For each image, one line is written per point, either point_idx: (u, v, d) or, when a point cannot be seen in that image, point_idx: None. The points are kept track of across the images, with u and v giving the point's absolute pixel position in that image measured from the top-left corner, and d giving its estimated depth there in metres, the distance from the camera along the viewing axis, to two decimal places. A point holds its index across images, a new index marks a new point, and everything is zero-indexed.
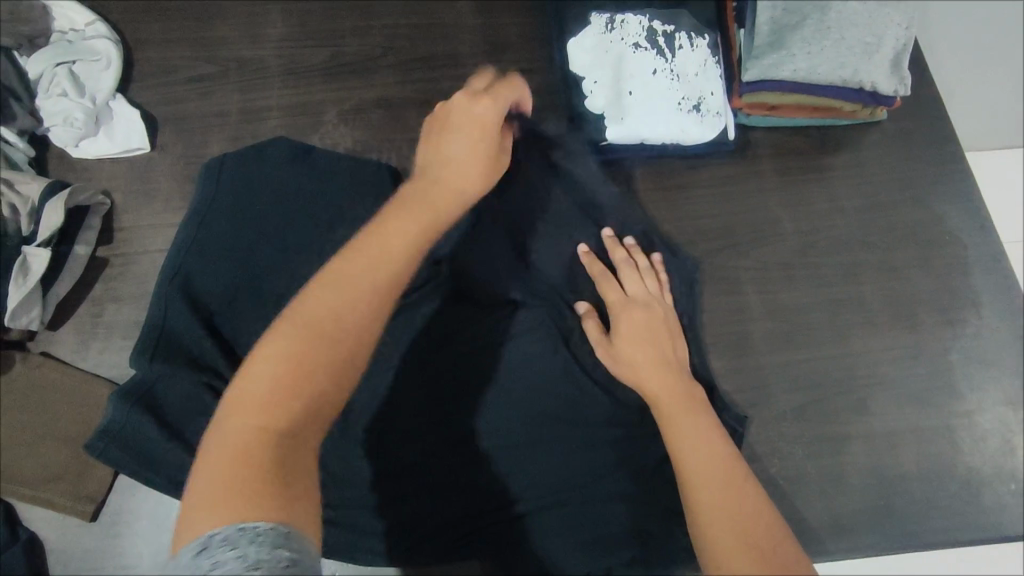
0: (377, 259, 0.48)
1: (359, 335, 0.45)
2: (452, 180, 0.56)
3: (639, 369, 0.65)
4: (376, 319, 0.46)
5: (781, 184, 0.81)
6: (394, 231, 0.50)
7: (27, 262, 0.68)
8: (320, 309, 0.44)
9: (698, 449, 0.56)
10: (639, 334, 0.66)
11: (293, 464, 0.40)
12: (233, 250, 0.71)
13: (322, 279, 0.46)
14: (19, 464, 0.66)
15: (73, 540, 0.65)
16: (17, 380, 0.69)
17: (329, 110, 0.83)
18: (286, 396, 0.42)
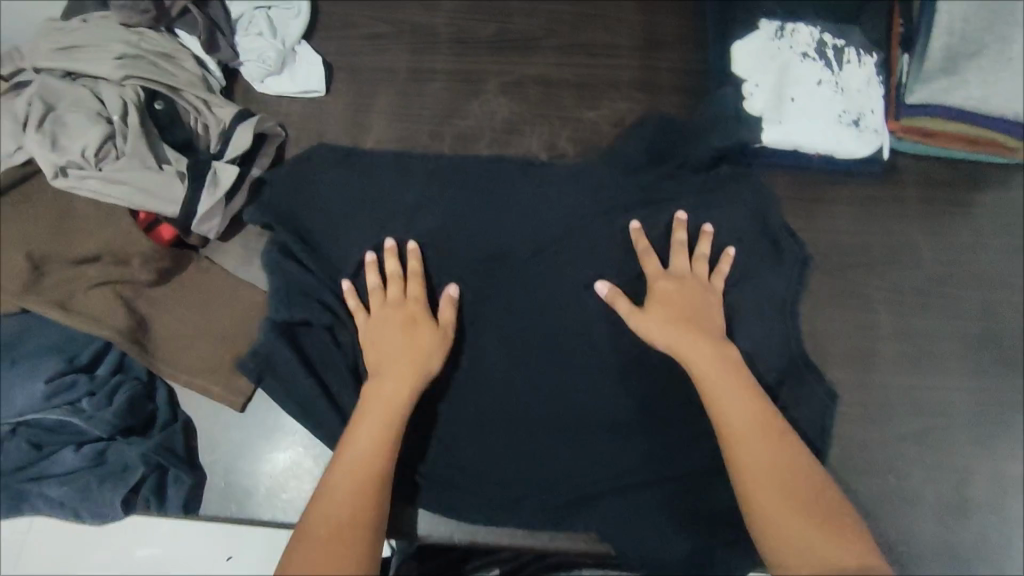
0: (385, 433, 0.61)
1: (378, 446, 0.60)
2: (411, 351, 0.66)
3: (677, 339, 0.65)
4: (390, 441, 0.61)
5: (925, 211, 0.81)
6: (375, 396, 0.63)
7: (218, 175, 0.75)
8: (343, 487, 0.57)
9: (744, 434, 0.58)
10: (674, 314, 0.67)
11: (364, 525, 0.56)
12: (359, 202, 0.77)
13: (339, 480, 0.57)
14: (186, 354, 0.72)
15: (221, 431, 0.71)
16: (189, 279, 0.76)
17: (488, 81, 0.89)
18: (344, 507, 0.56)
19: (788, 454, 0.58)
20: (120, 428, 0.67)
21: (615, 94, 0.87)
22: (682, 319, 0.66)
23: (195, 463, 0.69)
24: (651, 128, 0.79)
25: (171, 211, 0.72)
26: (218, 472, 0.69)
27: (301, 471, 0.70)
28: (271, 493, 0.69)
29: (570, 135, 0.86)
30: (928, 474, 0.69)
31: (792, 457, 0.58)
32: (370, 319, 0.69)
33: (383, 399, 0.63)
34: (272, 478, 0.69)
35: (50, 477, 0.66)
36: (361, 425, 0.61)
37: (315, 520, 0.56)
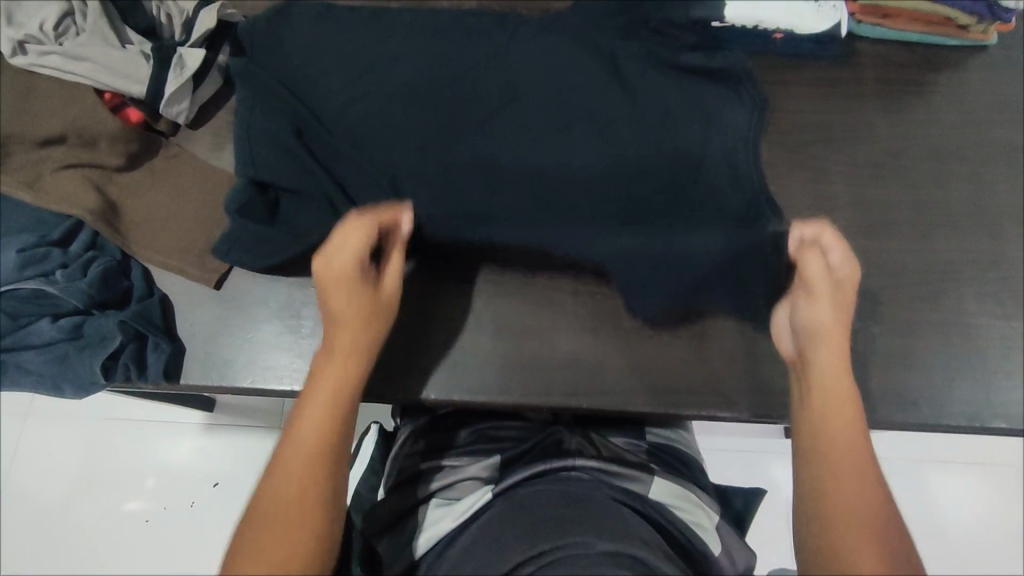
0: (332, 417, 0.58)
1: (326, 446, 0.56)
2: (353, 286, 0.64)
3: (835, 338, 0.63)
4: (332, 422, 0.58)
5: (883, 91, 0.83)
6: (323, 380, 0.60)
7: (184, 58, 0.74)
8: (288, 448, 0.56)
9: (829, 402, 0.59)
10: (836, 305, 0.64)
11: (300, 518, 0.52)
12: (330, 58, 0.78)
13: (280, 474, 0.55)
14: (160, 236, 0.73)
15: (200, 305, 0.72)
16: (161, 165, 0.77)
17: None
18: (289, 495, 0.53)
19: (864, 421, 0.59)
20: (94, 301, 0.67)
21: None
22: (842, 319, 0.64)
23: (177, 338, 0.71)
24: (614, 19, 0.82)
25: (138, 91, 0.72)
26: (200, 345, 0.71)
27: (281, 341, 0.72)
28: (251, 362, 0.71)
29: None
30: (879, 327, 0.73)
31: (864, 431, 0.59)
32: (329, 262, 0.64)
33: (328, 366, 0.61)
34: (252, 348, 0.71)
35: (30, 347, 0.68)
36: (306, 408, 0.58)
37: (259, 499, 0.54)
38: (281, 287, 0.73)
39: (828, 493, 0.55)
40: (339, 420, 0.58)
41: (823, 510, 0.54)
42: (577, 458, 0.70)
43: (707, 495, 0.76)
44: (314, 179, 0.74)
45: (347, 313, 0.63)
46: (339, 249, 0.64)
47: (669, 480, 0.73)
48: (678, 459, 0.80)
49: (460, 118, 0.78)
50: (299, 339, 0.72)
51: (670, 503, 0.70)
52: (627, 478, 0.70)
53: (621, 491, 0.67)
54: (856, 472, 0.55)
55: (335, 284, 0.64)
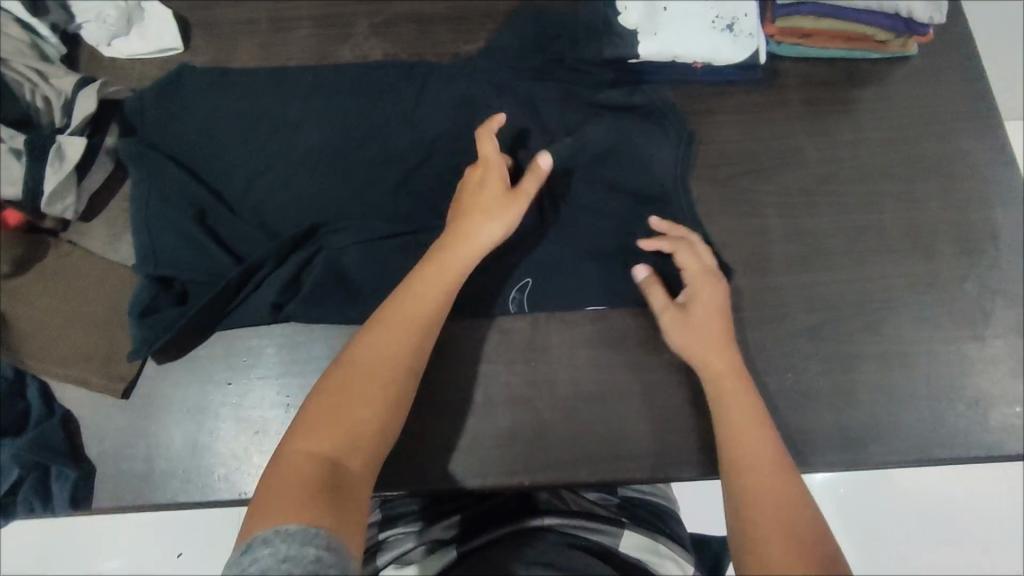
0: (421, 312, 0.59)
1: (399, 378, 0.56)
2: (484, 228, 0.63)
3: (714, 359, 0.62)
4: (412, 364, 0.57)
5: (810, 113, 0.81)
6: (413, 304, 0.59)
7: (63, 148, 0.69)
8: (359, 360, 0.56)
9: (765, 466, 0.55)
10: (696, 308, 0.65)
11: (357, 429, 0.53)
12: (231, 130, 0.74)
13: (369, 350, 0.56)
14: (57, 344, 0.68)
15: (108, 417, 0.67)
16: (50, 266, 0.71)
17: (359, 22, 0.82)
18: (352, 409, 0.53)
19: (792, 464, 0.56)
20: None
21: (491, 23, 0.83)
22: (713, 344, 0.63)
23: (84, 457, 0.66)
24: (526, 61, 0.77)
25: (12, 192, 0.66)
26: (111, 462, 0.66)
27: (200, 447, 0.67)
28: (169, 474, 0.66)
29: None
30: (821, 365, 0.71)
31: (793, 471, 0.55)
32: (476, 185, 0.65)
33: (408, 293, 0.60)
34: (170, 458, 0.67)
35: None
36: (391, 310, 0.59)
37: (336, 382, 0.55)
38: (195, 387, 0.69)
39: (760, 542, 0.51)
40: (433, 321, 0.59)
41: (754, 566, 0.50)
42: (547, 519, 0.66)
43: (683, 549, 0.70)
44: (222, 274, 0.69)
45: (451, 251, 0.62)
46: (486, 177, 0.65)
47: (640, 534, 0.68)
48: (651, 511, 0.74)
49: (373, 183, 0.72)
50: (219, 443, 0.67)
51: (644, 557, 0.66)
52: (599, 534, 0.66)
53: (594, 543, 0.64)
54: (784, 518, 0.52)
55: (478, 200, 0.64)
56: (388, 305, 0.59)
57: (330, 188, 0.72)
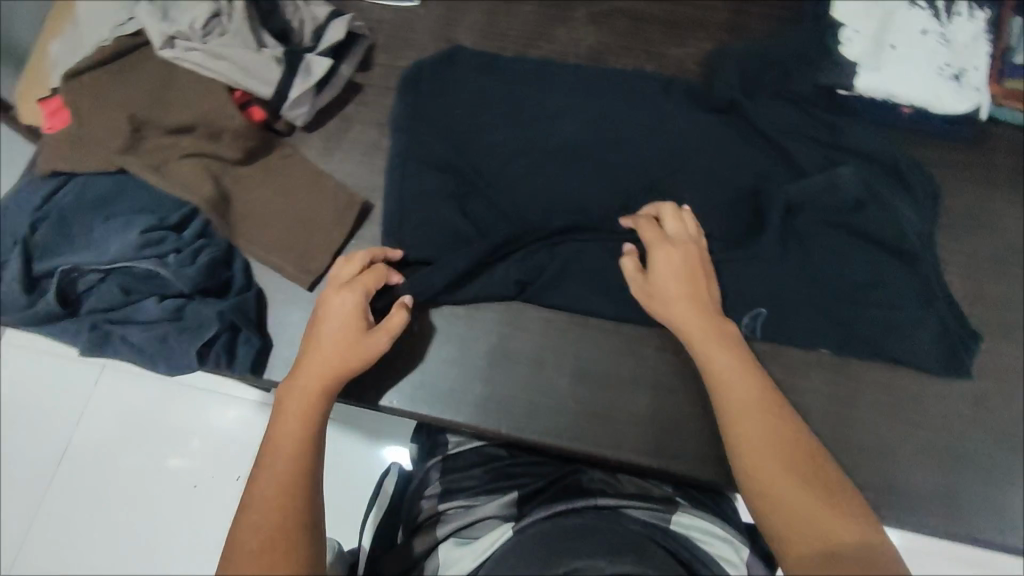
0: (292, 441, 0.55)
1: (294, 500, 0.51)
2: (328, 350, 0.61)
3: (689, 317, 0.62)
4: (303, 478, 0.53)
5: (1017, 183, 0.78)
6: (282, 434, 0.55)
7: (312, 66, 0.78)
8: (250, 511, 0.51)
9: (752, 439, 0.53)
10: (676, 272, 0.64)
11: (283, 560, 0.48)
12: (456, 87, 0.82)
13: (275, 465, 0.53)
14: (266, 231, 0.75)
15: (291, 304, 0.75)
16: (273, 162, 0.79)
17: (580, 9, 0.88)
18: (268, 552, 0.48)
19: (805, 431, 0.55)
20: (199, 286, 0.71)
21: (703, 34, 0.86)
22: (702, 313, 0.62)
23: (267, 332, 0.74)
24: (734, 72, 0.79)
25: (266, 93, 0.75)
26: (287, 343, 0.74)
27: None
28: None
29: (655, 69, 0.85)
30: (978, 434, 0.69)
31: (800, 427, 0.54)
32: (338, 285, 0.66)
33: (280, 432, 0.56)
34: None
35: (136, 322, 0.71)
36: (269, 454, 0.54)
37: (251, 498, 0.51)
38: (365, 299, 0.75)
39: (777, 487, 0.50)
40: (309, 443, 0.55)
41: (768, 510, 0.50)
42: (598, 498, 0.62)
43: (737, 531, 0.63)
44: (432, 214, 0.75)
45: (309, 374, 0.59)
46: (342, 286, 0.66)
47: (702, 517, 0.62)
48: (706, 495, 0.68)
49: (564, 155, 0.78)
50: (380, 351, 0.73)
51: (695, 537, 0.60)
52: (644, 510, 0.62)
53: (639, 521, 0.59)
54: (789, 475, 0.50)
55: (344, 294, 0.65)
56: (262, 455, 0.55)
57: (527, 152, 0.78)
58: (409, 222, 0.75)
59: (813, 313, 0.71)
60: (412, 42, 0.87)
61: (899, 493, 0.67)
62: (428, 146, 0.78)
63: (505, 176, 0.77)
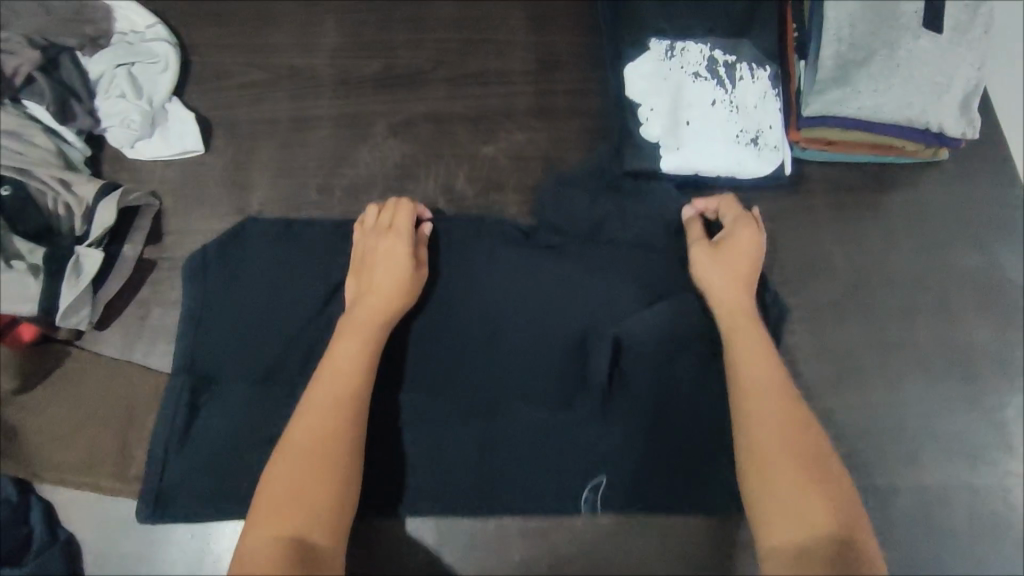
0: (358, 361, 0.60)
1: (341, 449, 0.55)
2: (376, 305, 0.64)
3: (726, 297, 0.66)
4: (355, 426, 0.57)
5: (837, 220, 0.79)
6: (344, 359, 0.60)
7: (80, 262, 0.69)
8: (301, 436, 0.55)
9: (770, 412, 0.56)
10: (728, 252, 0.68)
11: (324, 461, 0.54)
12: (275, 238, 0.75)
13: (281, 462, 0.54)
14: (56, 462, 0.66)
15: (109, 546, 0.66)
16: (58, 381, 0.69)
17: (378, 123, 0.83)
18: (310, 478, 0.53)
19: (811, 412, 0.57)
20: None
21: (511, 124, 0.83)
22: (735, 284, 0.66)
23: None
24: (538, 175, 0.81)
25: (28, 310, 0.66)
26: None
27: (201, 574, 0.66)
28: None
29: (469, 173, 0.81)
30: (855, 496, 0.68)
31: (805, 409, 0.57)
32: (372, 253, 0.68)
33: (336, 374, 0.59)
34: None
35: None
36: (318, 391, 0.58)
37: (281, 457, 0.54)
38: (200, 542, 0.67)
39: (767, 462, 0.53)
40: (371, 358, 0.62)
41: (758, 508, 0.53)
42: None
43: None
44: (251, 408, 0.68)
45: (354, 343, 0.62)
46: (378, 235, 0.69)
47: None
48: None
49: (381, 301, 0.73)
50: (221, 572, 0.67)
51: None
52: None
53: None
54: (800, 456, 0.53)
55: (379, 263, 0.67)
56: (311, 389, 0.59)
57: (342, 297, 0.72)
58: (214, 409, 0.68)
59: (653, 386, 0.71)
60: (204, 197, 0.80)
61: None
62: (234, 325, 0.71)
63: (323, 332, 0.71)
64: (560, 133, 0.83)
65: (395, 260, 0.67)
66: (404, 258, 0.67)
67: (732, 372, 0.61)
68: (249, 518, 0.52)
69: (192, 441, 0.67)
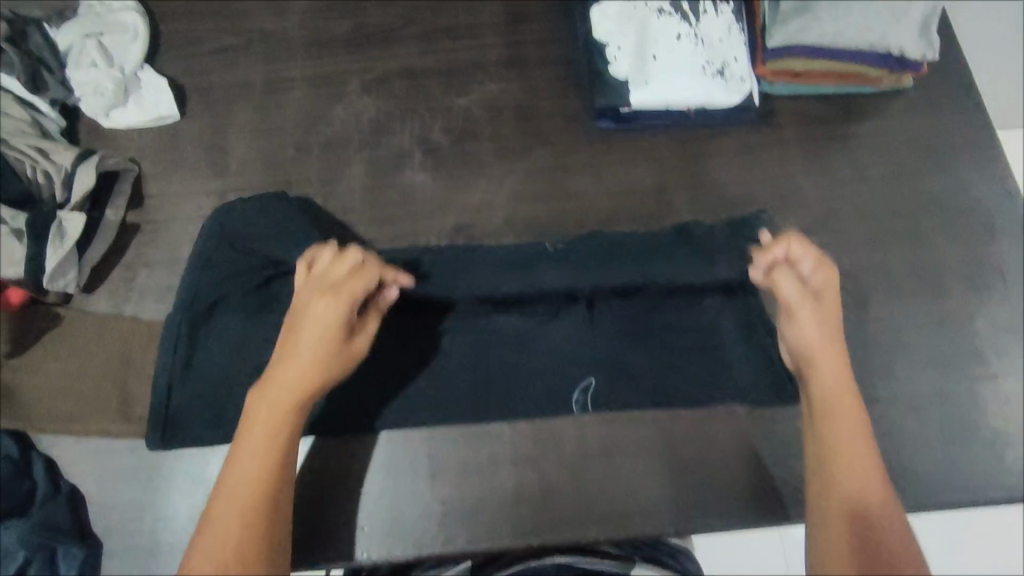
0: (280, 430, 0.56)
1: (275, 485, 0.54)
2: (306, 373, 0.58)
3: (833, 379, 0.59)
4: (286, 456, 0.55)
5: (806, 151, 0.80)
6: (286, 385, 0.57)
7: (63, 226, 0.70)
8: (242, 455, 0.54)
9: (850, 485, 0.54)
10: (824, 322, 0.60)
11: (256, 510, 0.52)
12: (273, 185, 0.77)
13: (224, 490, 0.52)
14: (54, 420, 0.68)
15: (109, 495, 0.68)
16: (51, 341, 0.71)
17: (351, 81, 0.84)
18: (241, 510, 0.52)
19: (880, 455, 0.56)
20: None
21: (483, 75, 0.84)
22: (833, 352, 0.60)
23: (90, 534, 0.66)
24: (512, 123, 0.82)
25: (13, 272, 0.67)
26: (116, 538, 0.66)
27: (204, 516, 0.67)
28: (173, 547, 0.66)
29: (444, 125, 0.82)
30: None
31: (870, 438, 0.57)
32: (303, 309, 0.59)
33: (272, 402, 0.56)
34: (174, 530, 0.67)
35: None
36: (258, 412, 0.56)
37: (223, 487, 0.53)
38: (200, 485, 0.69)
39: (835, 480, 0.54)
40: (308, 394, 0.58)
41: (823, 497, 0.54)
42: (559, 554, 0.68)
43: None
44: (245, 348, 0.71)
45: (290, 369, 0.57)
46: (316, 287, 0.60)
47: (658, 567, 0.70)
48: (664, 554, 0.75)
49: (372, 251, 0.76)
50: None
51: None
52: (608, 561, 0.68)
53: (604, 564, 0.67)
54: (863, 484, 0.54)
55: (309, 326, 0.58)
56: (246, 420, 0.56)
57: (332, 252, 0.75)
58: (212, 349, 0.71)
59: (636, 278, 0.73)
60: (183, 161, 0.80)
61: (774, 491, 0.68)
62: (234, 267, 0.73)
63: None
64: (533, 82, 0.84)
65: (327, 310, 0.58)
66: (353, 258, 0.62)
67: (818, 442, 0.57)
68: (183, 556, 0.50)
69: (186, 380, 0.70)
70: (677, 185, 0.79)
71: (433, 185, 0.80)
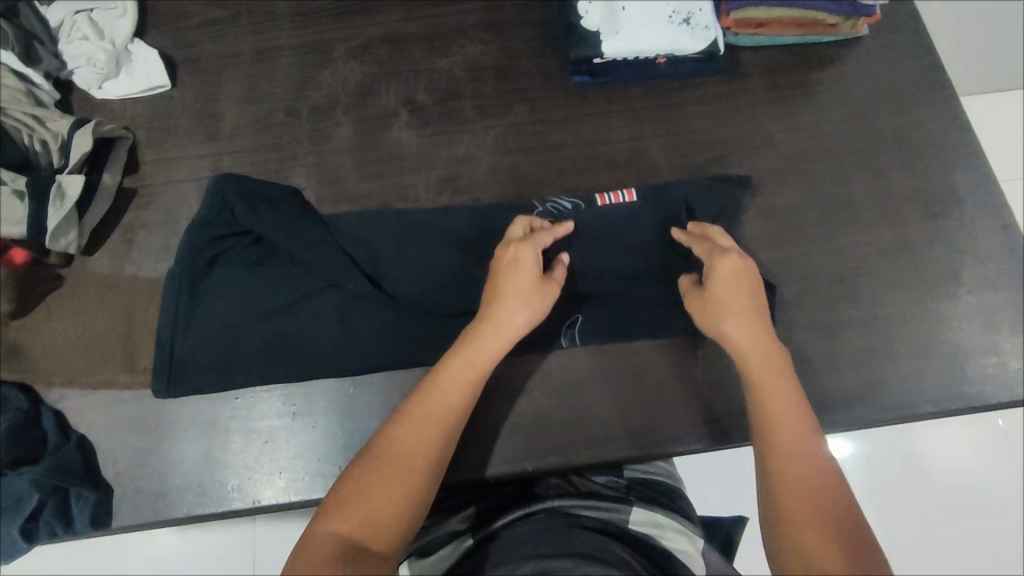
0: (445, 409, 0.58)
1: (431, 456, 0.56)
2: (508, 328, 0.63)
3: (742, 337, 0.63)
4: (449, 420, 0.58)
5: (773, 97, 0.85)
6: (454, 373, 0.60)
7: (64, 187, 0.72)
8: (407, 423, 0.57)
9: (793, 447, 0.56)
10: (735, 289, 0.65)
11: (398, 474, 0.55)
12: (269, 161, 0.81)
13: (404, 424, 0.57)
14: (61, 373, 0.72)
15: (120, 443, 0.71)
16: (55, 301, 0.74)
17: (337, 47, 0.87)
18: (391, 473, 0.55)
19: (812, 415, 0.59)
20: (7, 462, 0.65)
21: (463, 38, 0.88)
22: (755, 321, 0.64)
23: (101, 480, 0.69)
24: (493, 82, 0.86)
25: (18, 232, 0.69)
26: (127, 483, 0.69)
27: (213, 460, 0.71)
28: (184, 489, 0.70)
29: (427, 86, 0.86)
30: (805, 334, 0.74)
31: (814, 425, 0.58)
32: (503, 285, 0.65)
33: (466, 362, 0.61)
34: (185, 474, 0.70)
35: None
36: (444, 377, 0.60)
37: (377, 447, 0.56)
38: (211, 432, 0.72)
39: (782, 445, 0.56)
40: (471, 396, 0.60)
41: (776, 464, 0.56)
42: (554, 500, 0.63)
43: (691, 523, 0.65)
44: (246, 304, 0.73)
45: (491, 335, 0.62)
46: (516, 260, 0.66)
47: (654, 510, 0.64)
48: (661, 492, 0.71)
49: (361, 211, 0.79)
50: (231, 456, 0.71)
51: (654, 534, 0.61)
52: (599, 511, 0.62)
53: (596, 521, 0.60)
54: (806, 474, 0.54)
55: (508, 278, 0.65)
56: (432, 382, 0.60)
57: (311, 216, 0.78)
58: (212, 303, 0.73)
59: (617, 217, 0.77)
60: (176, 128, 0.83)
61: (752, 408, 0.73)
62: (230, 231, 0.75)
63: (312, 238, 0.75)
64: (511, 42, 0.88)
65: (521, 279, 0.65)
66: (529, 286, 0.65)
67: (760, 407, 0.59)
68: (325, 506, 0.54)
69: (192, 337, 0.72)
70: (651, 133, 0.83)
71: (419, 142, 0.83)
